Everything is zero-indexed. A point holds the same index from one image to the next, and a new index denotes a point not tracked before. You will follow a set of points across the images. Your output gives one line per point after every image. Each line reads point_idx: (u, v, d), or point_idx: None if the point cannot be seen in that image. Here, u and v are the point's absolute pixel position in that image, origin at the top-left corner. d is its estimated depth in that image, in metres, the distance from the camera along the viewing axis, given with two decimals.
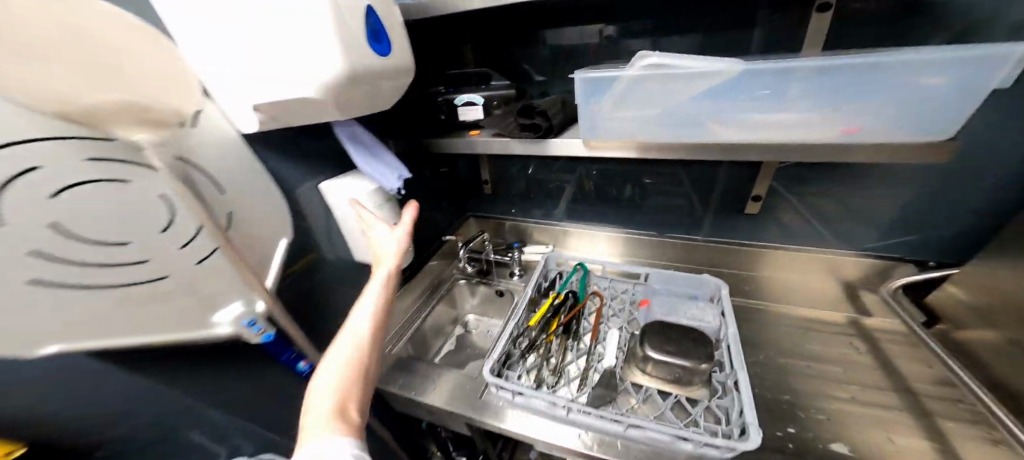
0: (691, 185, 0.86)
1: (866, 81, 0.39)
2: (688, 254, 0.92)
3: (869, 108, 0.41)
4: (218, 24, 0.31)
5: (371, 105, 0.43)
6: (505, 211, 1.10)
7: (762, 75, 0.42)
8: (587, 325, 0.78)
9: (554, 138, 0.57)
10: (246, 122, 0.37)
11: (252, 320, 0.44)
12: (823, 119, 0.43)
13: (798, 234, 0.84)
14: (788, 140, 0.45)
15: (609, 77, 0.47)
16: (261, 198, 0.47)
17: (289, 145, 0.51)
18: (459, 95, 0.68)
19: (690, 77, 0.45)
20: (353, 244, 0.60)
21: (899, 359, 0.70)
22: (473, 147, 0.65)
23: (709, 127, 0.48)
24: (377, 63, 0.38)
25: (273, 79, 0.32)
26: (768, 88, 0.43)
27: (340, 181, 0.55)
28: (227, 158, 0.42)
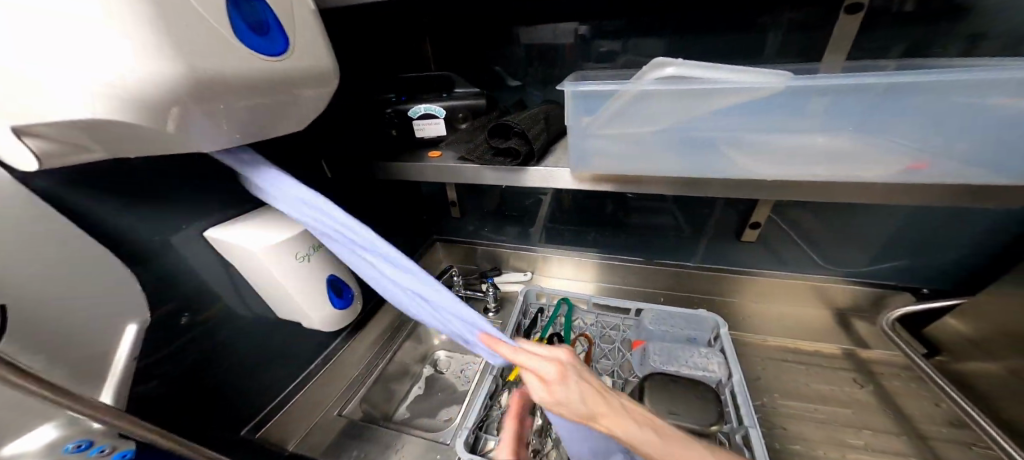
0: (676, 205, 0.78)
1: (937, 106, 0.30)
2: (675, 280, 0.82)
3: (940, 139, 0.32)
4: None
5: (266, 126, 0.29)
6: (476, 233, 0.98)
7: (812, 94, 0.33)
8: None
9: (543, 166, 0.46)
10: (25, 160, 0.21)
11: (86, 442, 0.30)
12: (879, 153, 0.34)
13: (792, 258, 0.75)
14: (833, 177, 0.35)
15: (614, 90, 0.37)
16: (85, 266, 0.31)
17: (145, 178, 0.36)
18: (413, 105, 0.55)
19: (710, 96, 0.35)
20: (278, 303, 0.46)
21: (906, 398, 0.63)
22: (438, 173, 0.52)
23: (735, 159, 0.37)
24: (263, 65, 0.24)
25: (40, 88, 0.18)
26: (813, 111, 0.34)
27: (250, 224, 0.43)
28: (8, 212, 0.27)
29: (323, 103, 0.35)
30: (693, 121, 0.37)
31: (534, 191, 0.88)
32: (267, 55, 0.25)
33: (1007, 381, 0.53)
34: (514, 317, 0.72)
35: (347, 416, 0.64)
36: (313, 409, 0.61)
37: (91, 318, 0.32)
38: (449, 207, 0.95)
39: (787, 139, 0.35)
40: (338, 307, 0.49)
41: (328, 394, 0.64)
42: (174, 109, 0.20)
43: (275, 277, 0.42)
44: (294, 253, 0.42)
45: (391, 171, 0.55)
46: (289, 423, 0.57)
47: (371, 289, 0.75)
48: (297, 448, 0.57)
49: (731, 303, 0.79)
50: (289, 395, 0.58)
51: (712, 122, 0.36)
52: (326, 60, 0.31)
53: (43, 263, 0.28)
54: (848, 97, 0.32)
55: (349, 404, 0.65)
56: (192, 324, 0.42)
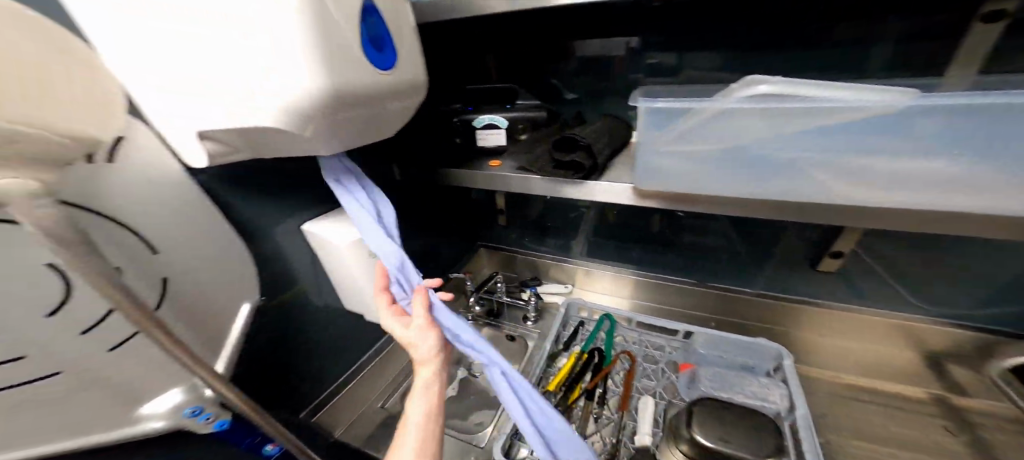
0: (733, 225, 0.75)
1: None
2: (731, 306, 0.77)
3: None
4: (154, 31, 0.21)
5: (366, 134, 0.32)
6: (520, 242, 0.99)
7: (917, 116, 0.30)
8: (615, 391, 0.66)
9: (605, 180, 0.46)
10: (194, 158, 0.26)
11: (199, 409, 0.34)
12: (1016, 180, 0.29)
13: (869, 291, 0.69)
14: (950, 206, 0.32)
15: (691, 107, 0.37)
16: (218, 251, 0.36)
17: (257, 177, 0.41)
18: (479, 115, 0.57)
19: (798, 115, 0.34)
20: (346, 294, 0.50)
21: None
22: (498, 182, 0.53)
23: (825, 183, 0.35)
24: (376, 80, 0.27)
25: (228, 103, 0.22)
26: (925, 133, 0.31)
27: (331, 221, 0.46)
28: (167, 202, 0.32)
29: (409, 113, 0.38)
30: (777, 141, 0.35)
31: (576, 204, 0.88)
32: (381, 68, 0.28)
33: None
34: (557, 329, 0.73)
35: (388, 410, 0.65)
36: (360, 398, 0.64)
37: (219, 297, 0.36)
38: (496, 214, 0.97)
39: (884, 162, 0.33)
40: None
41: (373, 386, 0.67)
42: (307, 120, 0.23)
43: (348, 269, 0.45)
44: (369, 248, 0.45)
45: (452, 177, 0.57)
46: (340, 409, 0.60)
47: None
48: (341, 436, 0.59)
49: (792, 335, 0.73)
50: (341, 383, 0.61)
51: (794, 141, 0.35)
52: (420, 74, 0.34)
53: (188, 246, 0.33)
54: (962, 121, 0.29)
55: (391, 397, 0.67)
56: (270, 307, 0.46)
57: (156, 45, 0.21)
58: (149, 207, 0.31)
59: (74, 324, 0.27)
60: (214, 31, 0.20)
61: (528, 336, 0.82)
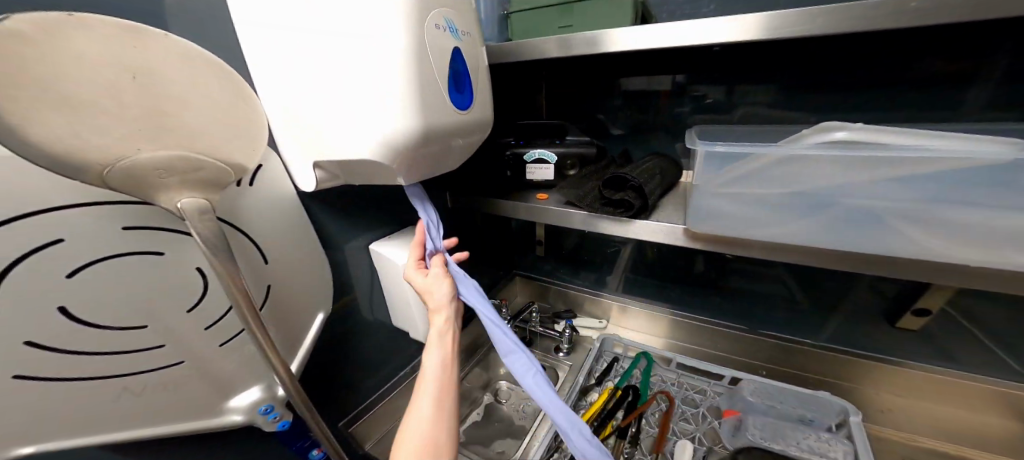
0: (787, 269, 0.70)
1: None
2: (784, 357, 0.72)
3: None
4: (301, 83, 0.26)
5: (439, 166, 0.36)
6: (555, 273, 1.00)
7: (1005, 171, 0.29)
8: (651, 433, 0.61)
9: (651, 219, 0.47)
10: (306, 181, 0.31)
11: (270, 406, 0.37)
12: None
13: (958, 354, 0.62)
14: None
15: (752, 152, 0.37)
16: (309, 266, 0.40)
17: (342, 201, 0.46)
18: (529, 150, 0.59)
19: (874, 163, 0.33)
20: (395, 311, 0.52)
21: None
22: (544, 216, 0.55)
23: (906, 234, 0.33)
24: (454, 118, 0.31)
25: (344, 140, 0.27)
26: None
27: (388, 243, 0.50)
28: (277, 221, 0.36)
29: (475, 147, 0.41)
30: (849, 188, 0.35)
31: (614, 239, 0.87)
32: (461, 110, 0.32)
33: None
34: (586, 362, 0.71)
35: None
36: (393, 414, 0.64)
37: (301, 304, 0.40)
38: (535, 244, 0.99)
39: (969, 215, 0.31)
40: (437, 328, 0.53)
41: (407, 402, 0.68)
42: (398, 156, 0.27)
43: (398, 286, 0.49)
44: None
45: (502, 206, 0.59)
46: (372, 421, 0.61)
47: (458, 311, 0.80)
48: (373, 449, 0.60)
49: (862, 394, 0.66)
50: (379, 397, 0.63)
51: (864, 190, 0.34)
52: (489, 112, 0.38)
53: (288, 259, 0.38)
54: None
55: None
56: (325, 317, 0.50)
57: (301, 94, 0.27)
58: (268, 225, 0.35)
59: (198, 318, 0.32)
60: (344, 81, 0.25)
61: (558, 367, 0.80)
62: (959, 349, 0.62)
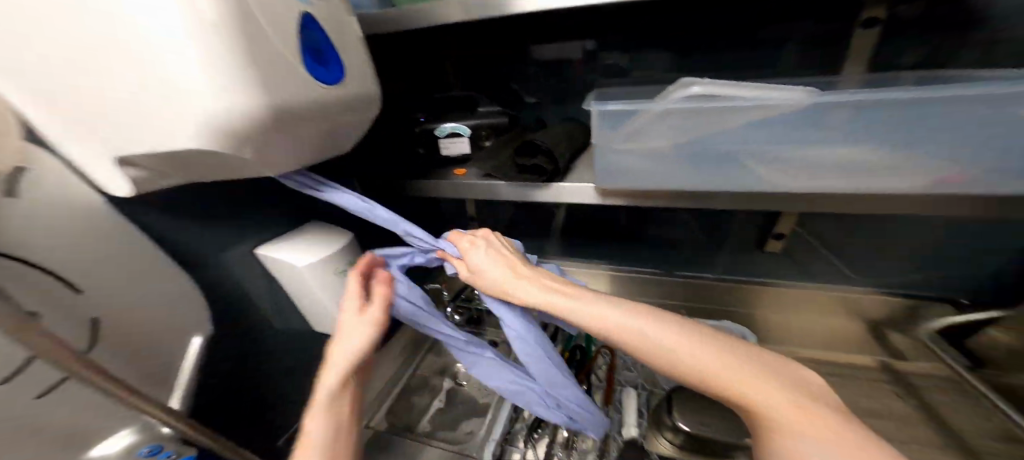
0: (693, 215, 0.78)
1: (962, 117, 0.31)
2: (699, 294, 0.81)
3: (984, 157, 0.32)
4: (76, 51, 0.20)
5: (315, 152, 0.32)
6: None
7: (817, 112, 0.35)
8: (599, 382, 0.65)
9: (567, 182, 0.48)
10: (121, 185, 0.26)
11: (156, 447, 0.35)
12: (924, 166, 0.34)
13: (820, 269, 0.75)
14: (861, 189, 0.36)
15: (638, 109, 0.39)
16: (156, 286, 0.36)
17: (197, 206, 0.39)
18: (439, 124, 0.55)
19: (733, 112, 0.37)
20: (310, 317, 0.48)
21: (956, 412, 0.58)
22: (465, 192, 0.53)
23: (759, 173, 0.39)
24: (319, 93, 0.27)
25: (155, 124, 0.22)
26: (836, 121, 0.35)
27: (291, 244, 0.44)
28: (93, 241, 0.31)
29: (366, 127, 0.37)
30: (716, 136, 0.39)
31: (546, 206, 0.89)
32: (331, 82, 0.28)
33: None
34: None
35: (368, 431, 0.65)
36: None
37: (158, 327, 0.37)
38: (467, 223, 0.97)
39: (805, 150, 0.37)
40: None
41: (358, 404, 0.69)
42: (239, 141, 0.23)
43: (310, 289, 0.44)
44: (333, 268, 0.44)
45: (416, 187, 0.56)
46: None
47: None
48: None
49: (758, 317, 0.77)
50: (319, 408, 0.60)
51: (731, 136, 0.38)
52: (372, 87, 0.34)
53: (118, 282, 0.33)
54: (862, 112, 0.33)
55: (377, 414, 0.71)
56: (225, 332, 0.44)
57: (78, 65, 0.21)
58: (78, 248, 0.30)
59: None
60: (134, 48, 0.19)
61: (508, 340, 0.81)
62: (818, 265, 0.75)
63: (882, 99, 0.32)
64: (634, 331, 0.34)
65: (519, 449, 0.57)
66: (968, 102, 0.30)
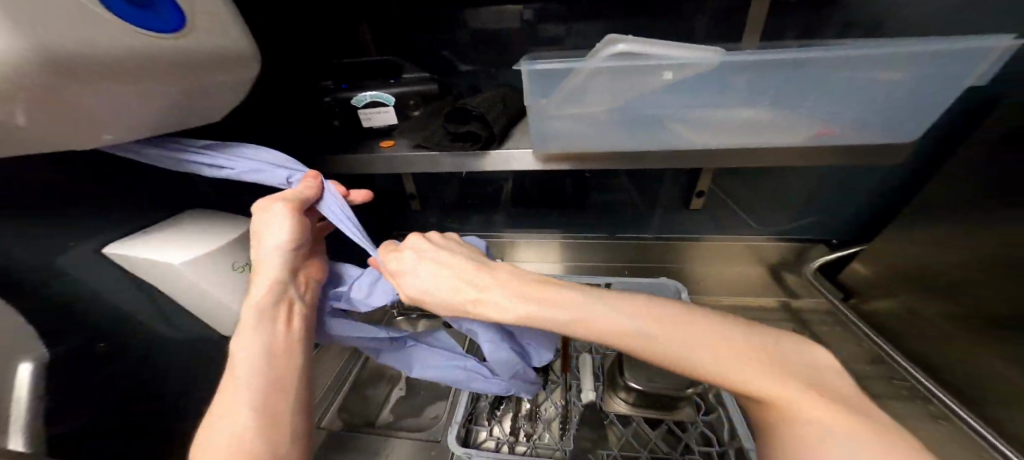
0: (627, 180, 0.82)
1: (832, 78, 0.36)
2: (636, 254, 0.87)
3: (842, 111, 0.39)
4: None
5: (134, 119, 0.29)
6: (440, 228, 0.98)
7: (726, 73, 0.37)
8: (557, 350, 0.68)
9: (503, 148, 0.46)
10: None
11: None
12: (799, 120, 0.40)
13: (734, 224, 0.84)
14: (756, 142, 0.42)
15: (573, 72, 0.38)
16: None
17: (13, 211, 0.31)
18: (357, 92, 0.48)
19: (656, 73, 0.38)
20: (212, 322, 0.45)
21: (833, 339, 0.71)
22: (396, 167, 0.49)
23: (679, 132, 0.43)
24: (140, 43, 0.25)
25: None
26: (741, 81, 0.38)
27: (151, 245, 0.40)
28: None
29: (216, 96, 0.36)
30: (640, 97, 0.40)
31: (489, 180, 0.87)
32: (170, 31, 0.28)
33: (901, 316, 0.63)
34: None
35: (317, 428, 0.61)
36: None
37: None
38: (408, 200, 0.92)
39: (714, 109, 0.41)
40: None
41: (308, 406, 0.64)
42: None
43: (217, 292, 0.42)
44: (232, 263, 0.44)
45: (334, 162, 0.50)
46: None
47: None
48: None
49: (686, 269, 0.85)
50: None
51: (657, 96, 0.40)
52: (220, 48, 0.33)
53: None
54: (764, 73, 0.37)
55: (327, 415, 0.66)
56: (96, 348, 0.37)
57: None
58: None
59: None
60: None
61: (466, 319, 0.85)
62: (735, 218, 0.83)
63: (776, 61, 0.35)
64: (621, 328, 0.34)
65: (485, 425, 0.58)
66: (841, 63, 0.35)
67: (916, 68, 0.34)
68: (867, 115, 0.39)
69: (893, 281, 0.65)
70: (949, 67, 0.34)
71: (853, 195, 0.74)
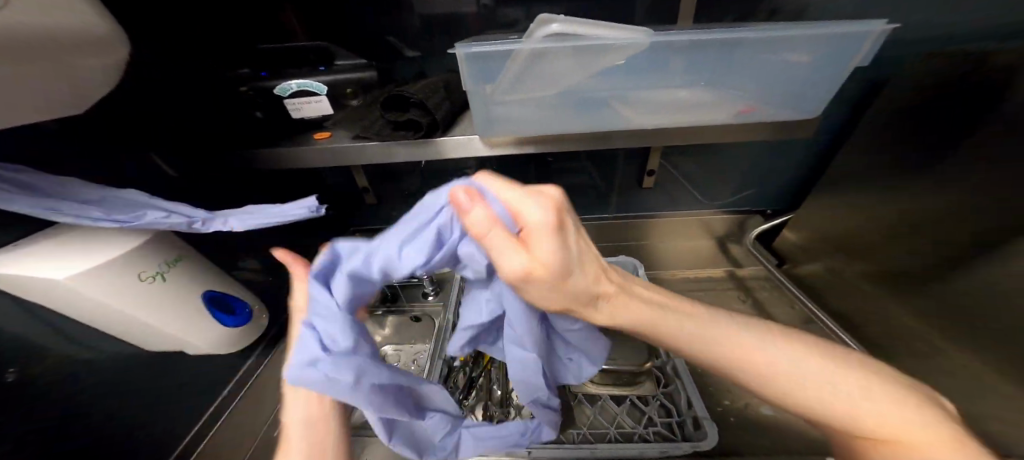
0: (587, 162, 0.83)
1: (752, 57, 0.39)
2: (599, 234, 0.91)
3: (760, 89, 0.42)
4: None
5: None
6: (403, 220, 0.96)
7: (658, 52, 0.39)
8: None
9: (449, 135, 0.45)
10: None
11: None
12: (725, 98, 0.43)
13: (684, 200, 0.88)
14: (691, 121, 0.44)
15: (507, 54, 0.37)
16: None
17: None
18: (281, 81, 0.44)
19: (593, 54, 0.38)
20: (128, 338, 0.41)
21: (772, 304, 0.78)
22: (336, 160, 0.46)
23: (619, 112, 0.44)
24: None
25: None
26: (673, 61, 0.40)
27: (37, 258, 0.33)
28: None
29: (52, 93, 0.32)
30: (580, 78, 0.41)
31: (450, 169, 0.86)
32: None
33: (827, 277, 0.71)
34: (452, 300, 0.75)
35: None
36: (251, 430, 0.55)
37: None
38: (362, 193, 0.88)
39: (651, 88, 0.43)
40: (231, 328, 0.50)
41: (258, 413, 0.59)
42: None
43: (122, 308, 0.37)
44: (136, 273, 0.39)
45: (265, 159, 0.46)
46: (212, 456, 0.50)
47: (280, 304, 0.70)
48: None
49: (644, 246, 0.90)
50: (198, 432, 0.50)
51: (593, 77, 0.41)
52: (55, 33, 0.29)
53: None
54: (686, 52, 0.39)
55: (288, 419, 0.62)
56: (25, 378, 0.34)
57: None
58: None
59: None
60: None
61: (434, 313, 0.85)
62: (685, 194, 0.87)
63: (704, 40, 0.37)
64: (778, 364, 0.35)
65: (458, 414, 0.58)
66: (751, 41, 0.37)
67: (817, 48, 0.38)
68: (780, 93, 0.42)
69: (821, 246, 0.72)
70: (840, 43, 0.38)
71: (788, 169, 0.81)
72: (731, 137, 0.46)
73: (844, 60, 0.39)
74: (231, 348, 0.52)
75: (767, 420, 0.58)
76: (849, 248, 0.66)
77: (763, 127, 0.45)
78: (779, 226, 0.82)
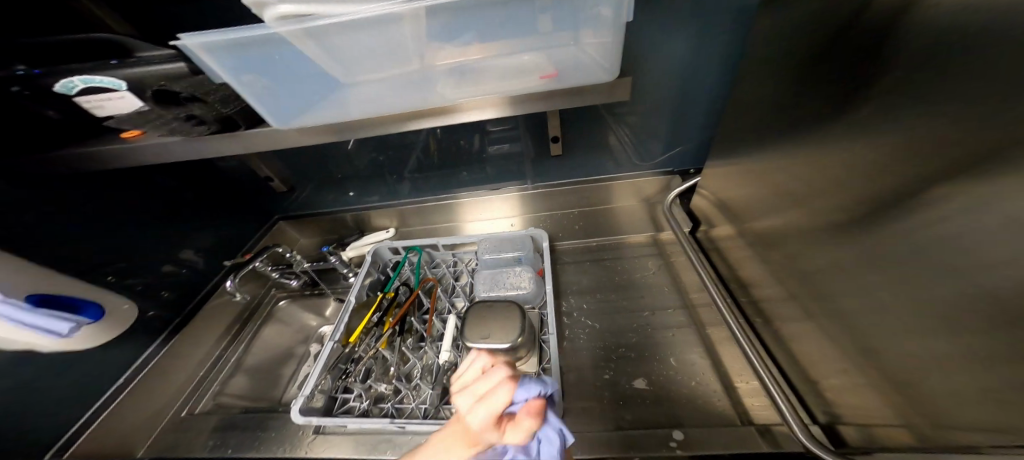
0: (527, 128, 0.78)
1: (522, 14, 0.37)
2: (546, 201, 0.91)
3: (553, 53, 0.41)
4: None
5: None
6: (335, 203, 0.94)
7: (424, 20, 0.37)
8: (419, 322, 0.70)
9: (254, 130, 0.45)
10: None
11: None
12: (523, 65, 0.42)
13: (606, 165, 0.85)
14: (499, 92, 0.44)
15: (253, 42, 0.35)
16: None
17: None
18: (65, 77, 0.41)
19: (349, 28, 0.36)
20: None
21: (684, 270, 0.77)
22: (156, 157, 0.46)
23: (424, 89, 0.43)
24: None
25: None
26: (448, 27, 0.38)
27: None
28: None
29: None
30: (356, 55, 0.39)
31: (376, 150, 0.82)
32: None
33: (731, 240, 0.69)
34: (356, 281, 0.73)
35: (195, 414, 0.68)
36: (152, 413, 0.66)
37: None
38: (267, 182, 0.87)
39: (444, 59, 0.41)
40: (82, 323, 0.57)
41: (162, 389, 0.68)
42: None
43: None
44: None
45: (78, 164, 0.45)
46: (104, 441, 0.60)
47: (180, 302, 0.75)
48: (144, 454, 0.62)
49: (574, 213, 0.92)
50: (92, 417, 0.60)
51: (376, 56, 0.39)
52: None
53: None
54: (448, 18, 0.37)
55: (200, 402, 0.70)
56: None
57: None
58: None
59: None
60: None
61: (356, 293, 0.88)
62: (608, 158, 0.83)
63: (458, 4, 0.35)
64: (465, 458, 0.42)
65: (352, 392, 0.61)
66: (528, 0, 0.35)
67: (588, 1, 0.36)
68: (574, 57, 0.41)
69: (726, 210, 0.70)
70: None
71: (706, 127, 0.76)
72: (541, 104, 0.46)
73: (617, 18, 0.37)
74: (89, 341, 0.59)
75: (640, 392, 0.59)
76: (737, 210, 0.65)
77: (567, 93, 0.45)
78: (692, 188, 0.79)
